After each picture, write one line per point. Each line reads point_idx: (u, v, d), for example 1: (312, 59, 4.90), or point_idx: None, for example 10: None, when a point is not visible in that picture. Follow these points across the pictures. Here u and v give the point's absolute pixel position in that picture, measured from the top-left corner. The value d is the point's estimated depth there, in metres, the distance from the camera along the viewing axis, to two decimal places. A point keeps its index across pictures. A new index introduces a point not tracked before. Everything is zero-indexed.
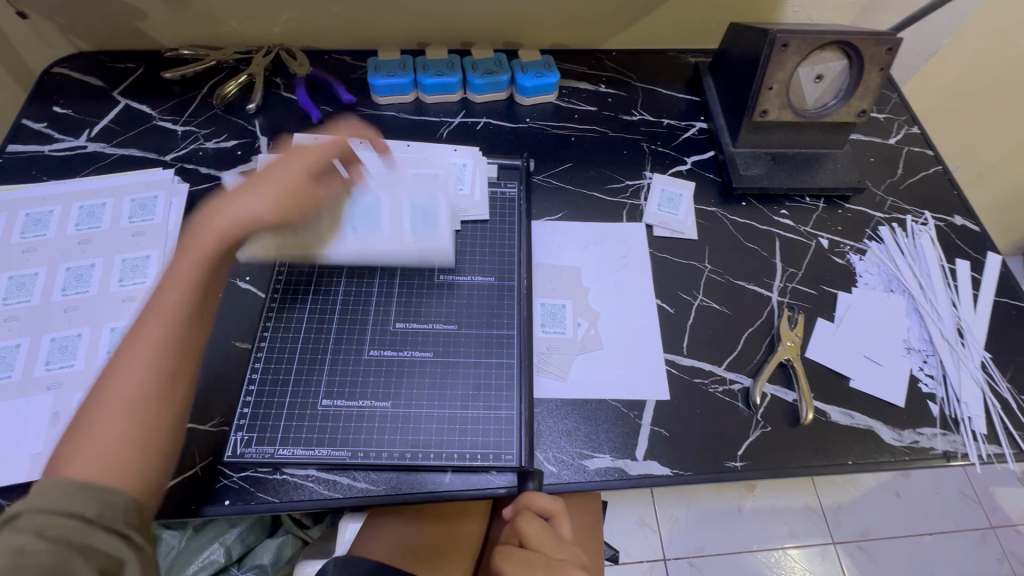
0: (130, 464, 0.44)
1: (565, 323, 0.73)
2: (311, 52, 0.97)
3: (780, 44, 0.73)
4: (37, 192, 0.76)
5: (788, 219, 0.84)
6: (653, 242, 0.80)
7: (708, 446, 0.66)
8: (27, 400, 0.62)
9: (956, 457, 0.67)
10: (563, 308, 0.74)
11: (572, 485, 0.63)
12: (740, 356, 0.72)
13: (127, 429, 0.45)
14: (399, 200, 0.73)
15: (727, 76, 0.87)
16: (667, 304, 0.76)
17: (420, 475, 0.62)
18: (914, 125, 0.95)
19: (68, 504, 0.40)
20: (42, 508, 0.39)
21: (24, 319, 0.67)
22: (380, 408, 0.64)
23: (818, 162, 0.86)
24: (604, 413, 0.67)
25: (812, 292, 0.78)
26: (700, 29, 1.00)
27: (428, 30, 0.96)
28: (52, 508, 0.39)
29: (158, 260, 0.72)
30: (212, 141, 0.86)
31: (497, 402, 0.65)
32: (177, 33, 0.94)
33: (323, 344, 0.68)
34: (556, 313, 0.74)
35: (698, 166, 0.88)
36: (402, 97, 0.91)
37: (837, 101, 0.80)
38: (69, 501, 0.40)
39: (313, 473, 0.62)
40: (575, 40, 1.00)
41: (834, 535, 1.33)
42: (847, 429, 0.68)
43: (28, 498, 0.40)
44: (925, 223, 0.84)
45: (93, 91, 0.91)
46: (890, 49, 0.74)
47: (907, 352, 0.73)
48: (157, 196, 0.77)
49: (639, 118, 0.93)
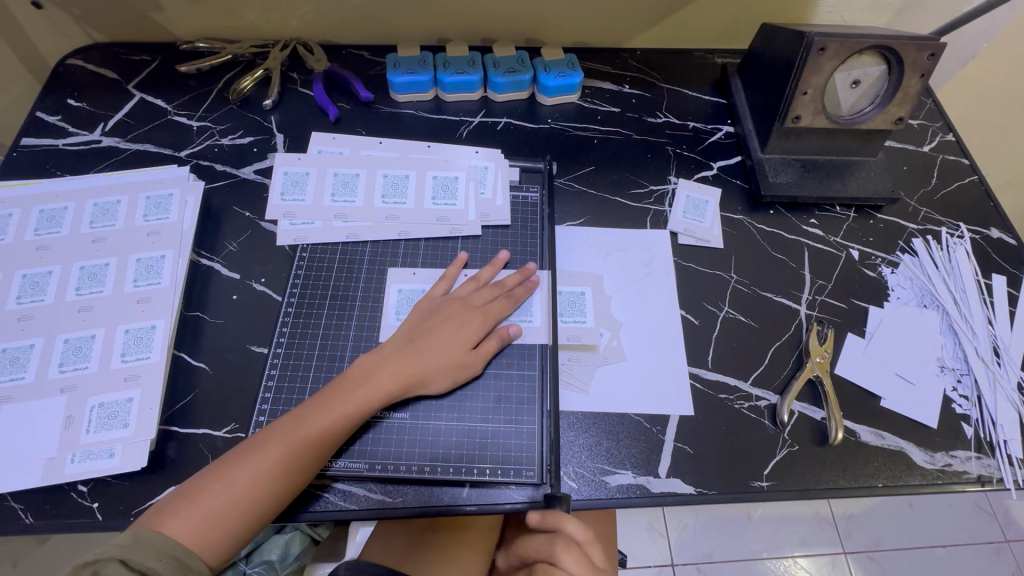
0: (219, 543, 0.52)
1: (584, 311, 0.72)
2: (328, 46, 0.95)
3: (817, 48, 0.70)
4: (50, 188, 0.75)
5: (818, 229, 0.81)
6: (677, 251, 0.78)
7: (732, 463, 0.64)
8: (41, 403, 0.61)
9: (991, 482, 0.65)
10: (583, 298, 0.73)
11: (593, 501, 0.61)
12: (766, 372, 0.70)
13: (231, 515, 0.52)
14: (424, 178, 0.78)
15: (758, 78, 0.84)
16: (691, 315, 0.73)
17: (439, 488, 0.61)
18: (949, 133, 0.92)
19: (141, 558, 0.48)
20: (118, 556, 0.47)
21: (38, 318, 0.66)
22: (399, 418, 0.63)
23: (850, 171, 0.83)
24: (626, 428, 0.66)
25: (841, 306, 0.75)
26: (728, 28, 0.97)
27: (449, 26, 0.93)
28: (123, 557, 0.47)
29: (173, 260, 0.70)
30: (228, 138, 0.84)
31: (518, 415, 0.64)
32: (192, 25, 0.92)
33: (341, 351, 0.67)
34: (576, 303, 0.73)
35: (725, 172, 0.85)
36: (421, 94, 0.89)
37: (874, 107, 0.77)
38: (146, 556, 0.48)
39: (328, 482, 0.61)
40: (598, 38, 0.97)
41: (845, 545, 1.31)
42: (877, 450, 0.66)
43: (118, 547, 0.48)
44: (960, 236, 0.81)
45: (108, 83, 0.89)
46: (932, 54, 0.71)
47: (941, 371, 0.71)
48: (172, 193, 0.76)
49: (664, 120, 0.90)
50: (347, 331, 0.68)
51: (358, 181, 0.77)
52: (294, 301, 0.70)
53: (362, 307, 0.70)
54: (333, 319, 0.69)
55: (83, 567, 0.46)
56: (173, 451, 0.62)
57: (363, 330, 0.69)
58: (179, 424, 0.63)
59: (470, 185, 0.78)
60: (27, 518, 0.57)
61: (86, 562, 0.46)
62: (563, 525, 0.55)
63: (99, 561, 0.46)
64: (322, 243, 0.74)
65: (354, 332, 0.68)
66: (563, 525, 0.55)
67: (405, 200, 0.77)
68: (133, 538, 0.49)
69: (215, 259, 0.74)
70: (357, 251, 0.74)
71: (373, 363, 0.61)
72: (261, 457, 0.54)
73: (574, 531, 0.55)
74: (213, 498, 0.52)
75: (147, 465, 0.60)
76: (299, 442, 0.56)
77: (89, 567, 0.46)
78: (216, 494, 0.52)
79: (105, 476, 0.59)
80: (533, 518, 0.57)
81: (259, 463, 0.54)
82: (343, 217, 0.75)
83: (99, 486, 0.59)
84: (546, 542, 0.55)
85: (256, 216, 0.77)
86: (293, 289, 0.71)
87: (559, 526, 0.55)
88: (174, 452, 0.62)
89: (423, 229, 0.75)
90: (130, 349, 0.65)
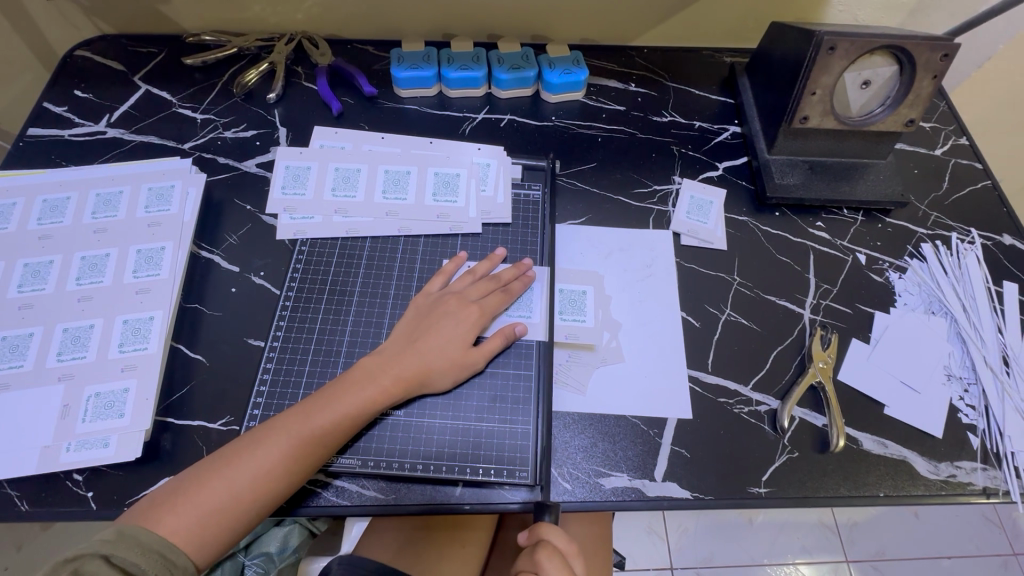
0: (210, 541, 0.52)
1: (585, 310, 0.72)
2: (333, 40, 0.95)
3: (827, 47, 0.69)
4: (56, 177, 0.75)
5: (825, 232, 0.79)
6: (680, 252, 0.77)
7: (731, 469, 0.63)
8: (39, 391, 0.62)
9: (996, 494, 0.63)
10: (583, 295, 0.73)
11: (586, 503, 0.61)
12: (767, 376, 0.69)
13: (226, 513, 0.52)
14: (426, 174, 0.78)
15: (766, 77, 0.83)
16: (693, 318, 0.72)
17: (430, 487, 0.61)
18: (962, 136, 0.90)
19: (119, 551, 0.47)
20: (99, 554, 0.46)
21: (38, 307, 0.66)
22: (394, 416, 0.63)
23: (858, 173, 0.81)
24: (623, 430, 0.65)
25: (846, 310, 0.74)
26: (738, 26, 0.96)
27: (454, 21, 0.93)
28: (99, 551, 0.47)
29: (173, 252, 0.71)
30: (231, 131, 0.84)
31: (514, 415, 0.64)
32: (199, 17, 0.92)
33: (338, 346, 0.67)
34: (575, 300, 0.72)
35: (731, 172, 0.84)
36: (425, 90, 0.88)
37: (884, 109, 0.75)
38: (124, 551, 0.47)
39: (323, 478, 0.60)
40: (605, 35, 0.96)
41: (848, 553, 1.29)
42: (879, 459, 0.64)
43: (102, 542, 0.47)
44: (972, 241, 0.79)
45: (115, 76, 0.90)
46: (946, 55, 0.70)
47: (947, 380, 0.69)
48: (174, 185, 0.75)
49: (670, 119, 0.89)
50: (344, 327, 0.68)
51: (359, 176, 0.77)
52: (291, 296, 0.70)
53: (360, 301, 0.70)
54: (330, 313, 0.69)
55: (65, 564, 0.45)
56: (168, 443, 0.62)
57: (360, 326, 0.68)
58: (175, 416, 0.63)
59: (472, 182, 0.78)
60: (22, 506, 0.58)
61: (70, 557, 0.46)
62: (544, 535, 0.56)
63: (81, 557, 0.46)
64: (322, 238, 0.74)
65: (350, 328, 0.68)
66: (544, 535, 0.56)
67: (406, 196, 0.76)
68: (119, 533, 0.48)
69: (216, 252, 0.74)
70: (357, 245, 0.74)
71: (372, 362, 0.61)
72: (261, 456, 0.54)
73: (555, 539, 0.56)
74: (208, 496, 0.52)
75: (143, 455, 0.61)
76: (301, 442, 0.55)
77: (70, 564, 0.45)
78: (213, 492, 0.52)
79: (100, 466, 0.59)
80: (520, 536, 0.58)
81: (258, 461, 0.54)
82: (343, 212, 0.75)
83: (94, 475, 0.59)
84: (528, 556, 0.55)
85: (257, 210, 0.77)
86: (291, 283, 0.70)
87: (540, 536, 0.56)
88: (170, 443, 0.62)
89: (424, 226, 0.75)
90: (127, 340, 0.65)
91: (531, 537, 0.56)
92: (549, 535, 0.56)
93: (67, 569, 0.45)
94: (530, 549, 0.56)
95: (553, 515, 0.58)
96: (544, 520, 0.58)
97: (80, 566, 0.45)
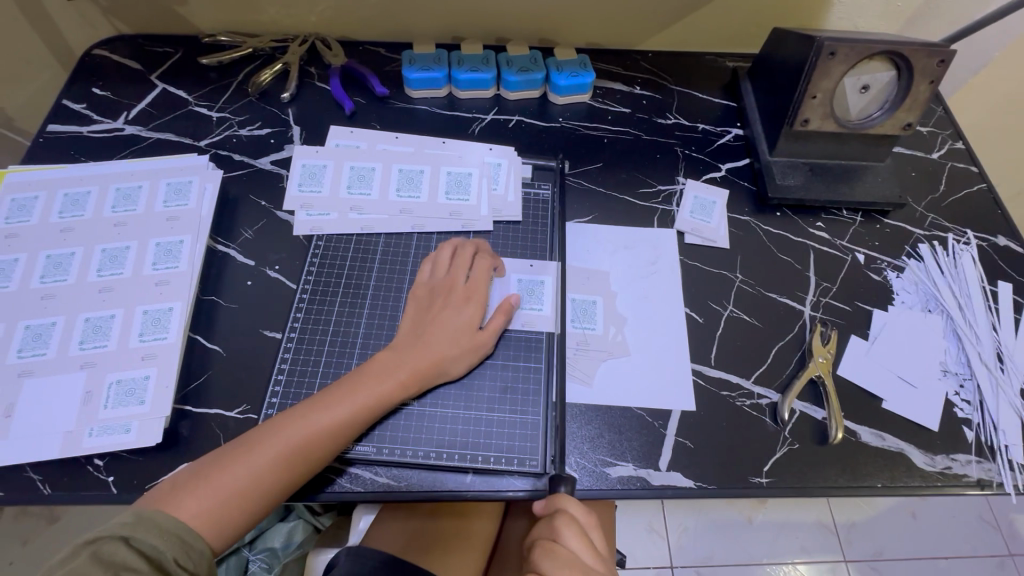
0: (228, 525, 0.53)
1: (595, 318, 0.73)
2: (346, 42, 0.97)
3: (827, 52, 0.71)
4: (77, 173, 0.77)
5: (824, 232, 0.82)
6: (684, 250, 0.79)
7: (734, 460, 0.65)
8: (62, 377, 0.63)
9: (990, 486, 0.65)
10: (594, 305, 0.74)
11: (593, 492, 0.62)
12: (769, 370, 0.71)
13: (246, 498, 0.54)
14: (438, 173, 0.80)
15: (769, 82, 0.85)
16: (696, 313, 0.74)
17: (441, 474, 0.62)
18: (958, 140, 0.92)
19: (135, 532, 0.48)
20: (117, 535, 0.48)
21: (60, 297, 0.68)
22: (408, 407, 0.64)
23: (858, 175, 0.84)
24: (628, 421, 0.67)
25: (845, 308, 0.76)
26: (741, 32, 0.98)
27: (464, 24, 0.95)
28: (117, 534, 0.48)
29: (191, 245, 0.72)
30: (247, 129, 0.86)
31: (523, 406, 0.66)
32: (215, 18, 0.95)
33: (352, 338, 0.69)
34: (587, 309, 0.73)
35: (733, 173, 0.86)
36: (435, 91, 0.90)
37: (883, 112, 0.78)
38: (140, 533, 0.48)
39: (338, 466, 0.62)
40: (611, 39, 0.98)
41: (847, 553, 1.31)
42: (877, 451, 0.66)
43: (121, 525, 0.49)
44: (967, 242, 0.81)
45: (132, 74, 0.92)
46: (942, 61, 0.72)
47: (943, 375, 0.71)
48: (192, 180, 0.78)
49: (674, 121, 0.91)
50: (358, 320, 0.70)
51: (373, 175, 0.79)
52: (307, 289, 0.72)
53: (374, 294, 0.72)
54: (345, 307, 0.71)
55: (85, 545, 0.47)
56: (186, 430, 0.63)
57: (374, 319, 0.70)
58: (192, 404, 0.65)
59: (483, 181, 0.80)
60: (45, 490, 0.59)
61: (89, 540, 0.47)
62: (563, 505, 0.57)
63: (100, 538, 0.47)
64: (338, 234, 0.76)
65: (364, 321, 0.70)
66: (564, 504, 0.57)
67: (419, 194, 0.78)
68: (137, 517, 0.50)
69: (232, 245, 0.76)
70: (371, 241, 0.76)
71: (387, 355, 0.63)
72: (278, 444, 0.56)
73: (573, 510, 0.57)
74: (228, 481, 0.54)
75: (162, 442, 0.62)
76: (318, 432, 0.57)
77: (89, 546, 0.47)
78: (232, 477, 0.54)
79: (121, 451, 0.61)
80: (536, 506, 0.59)
81: (277, 448, 0.55)
82: (358, 209, 0.77)
83: (115, 460, 0.61)
84: (547, 523, 0.56)
85: (272, 206, 0.79)
86: (307, 277, 0.72)
87: (558, 505, 0.57)
88: (188, 430, 0.63)
89: (436, 223, 0.77)
90: (147, 329, 0.67)
91: (548, 506, 0.57)
92: (567, 505, 0.57)
93: (88, 551, 0.46)
94: (547, 518, 0.57)
95: (568, 486, 0.59)
96: (559, 492, 0.59)
97: (99, 547, 0.46)
